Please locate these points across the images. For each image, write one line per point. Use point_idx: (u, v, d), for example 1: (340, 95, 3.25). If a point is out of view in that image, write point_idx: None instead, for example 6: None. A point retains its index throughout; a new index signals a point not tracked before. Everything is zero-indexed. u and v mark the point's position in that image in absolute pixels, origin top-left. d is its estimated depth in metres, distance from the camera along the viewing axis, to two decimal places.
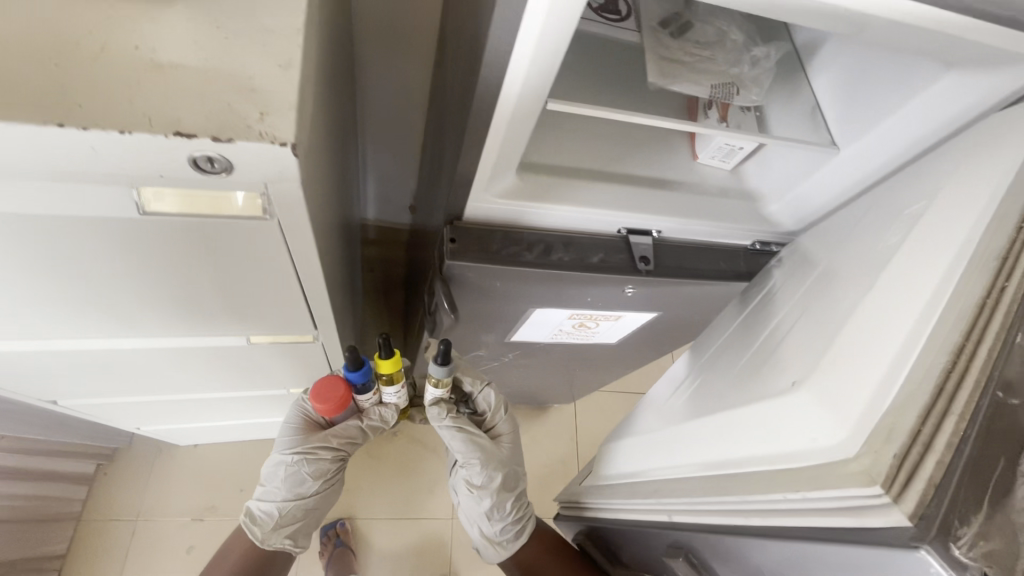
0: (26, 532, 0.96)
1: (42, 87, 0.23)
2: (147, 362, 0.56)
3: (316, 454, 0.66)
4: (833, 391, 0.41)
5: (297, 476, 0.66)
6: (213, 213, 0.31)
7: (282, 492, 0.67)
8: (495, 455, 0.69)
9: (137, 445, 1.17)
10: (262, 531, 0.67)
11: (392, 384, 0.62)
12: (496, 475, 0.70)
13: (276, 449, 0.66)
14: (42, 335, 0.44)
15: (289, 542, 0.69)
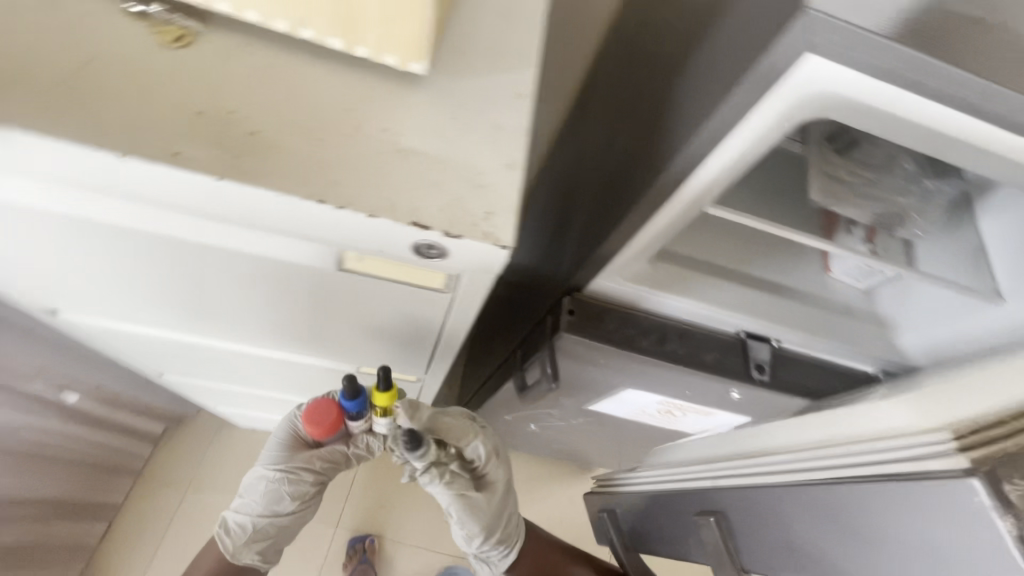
0: (95, 478, 1.03)
1: (305, 159, 0.25)
2: (261, 366, 0.59)
3: (299, 472, 0.59)
4: (935, 394, 0.34)
5: (275, 491, 0.58)
6: (395, 278, 0.32)
7: (258, 507, 0.59)
8: (488, 504, 0.61)
9: (203, 416, 1.24)
10: (228, 546, 0.59)
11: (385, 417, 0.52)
12: (490, 517, 0.62)
13: (260, 462, 0.59)
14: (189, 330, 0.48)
15: (259, 558, 0.61)
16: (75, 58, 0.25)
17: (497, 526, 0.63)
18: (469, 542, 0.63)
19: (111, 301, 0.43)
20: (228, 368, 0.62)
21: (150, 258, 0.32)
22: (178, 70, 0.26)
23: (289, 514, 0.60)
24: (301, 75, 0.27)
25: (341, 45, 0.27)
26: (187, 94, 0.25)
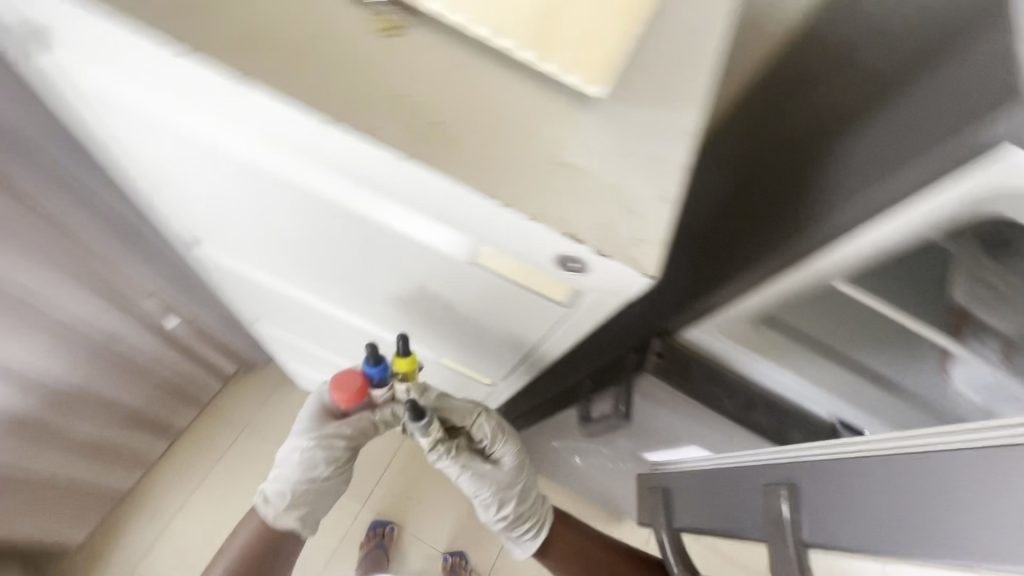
0: (172, 398, 1.13)
1: (482, 154, 0.26)
2: (351, 334, 0.63)
3: (330, 440, 0.61)
4: None
5: (311, 461, 0.61)
6: (522, 282, 0.33)
7: (295, 476, 0.63)
8: (499, 480, 0.62)
9: (272, 367, 1.33)
10: (271, 510, 0.63)
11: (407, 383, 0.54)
12: (504, 489, 0.63)
13: (293, 434, 0.63)
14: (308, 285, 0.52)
15: (298, 524, 0.65)
16: (301, 28, 0.27)
17: (512, 498, 0.64)
18: (487, 514, 0.64)
19: (252, 241, 0.48)
20: (321, 329, 0.67)
21: (312, 213, 0.36)
22: (384, 55, 0.28)
23: (325, 481, 0.64)
24: (488, 78, 0.29)
25: (531, 58, 0.29)
26: (389, 78, 0.27)
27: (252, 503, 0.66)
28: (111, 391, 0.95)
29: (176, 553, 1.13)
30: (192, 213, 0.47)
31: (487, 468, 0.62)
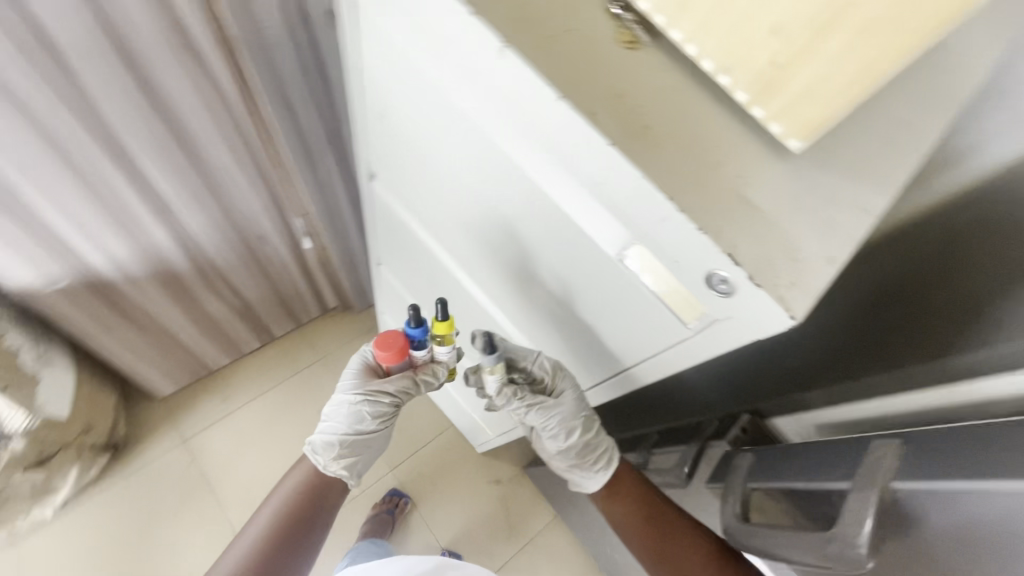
0: (279, 306, 1.27)
1: (672, 164, 0.29)
2: (460, 302, 0.69)
3: (376, 396, 0.67)
4: None
5: (357, 413, 0.68)
6: (656, 292, 0.35)
7: (343, 427, 0.69)
8: (563, 413, 0.58)
9: (365, 315, 1.44)
10: (323, 457, 0.70)
11: (445, 345, 0.63)
12: (569, 422, 0.59)
13: (341, 390, 0.69)
14: (452, 242, 0.58)
15: (346, 473, 0.72)
16: (559, 20, 0.33)
17: (577, 428, 0.60)
18: (560, 447, 0.61)
19: (423, 186, 0.54)
20: (435, 289, 0.73)
21: (500, 174, 0.41)
22: (618, 61, 0.32)
23: (370, 433, 0.70)
24: (698, 107, 0.32)
25: (743, 100, 0.31)
26: (614, 77, 0.31)
27: (305, 452, 0.73)
28: (239, 276, 1.12)
29: (229, 440, 1.25)
30: (393, 157, 0.55)
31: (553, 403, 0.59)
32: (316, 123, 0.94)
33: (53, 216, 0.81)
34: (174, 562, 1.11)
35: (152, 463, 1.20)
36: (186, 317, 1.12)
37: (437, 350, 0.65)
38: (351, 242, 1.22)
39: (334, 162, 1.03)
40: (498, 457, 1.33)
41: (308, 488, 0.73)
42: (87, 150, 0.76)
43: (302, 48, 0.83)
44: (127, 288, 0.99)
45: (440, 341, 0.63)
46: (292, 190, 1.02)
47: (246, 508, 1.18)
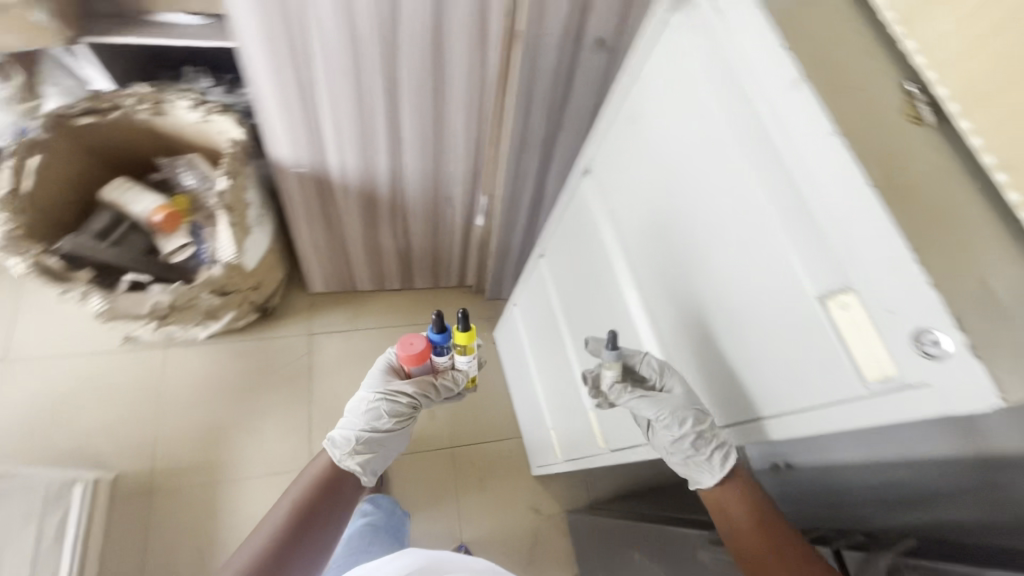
0: (430, 263, 1.41)
1: (922, 223, 0.31)
2: (603, 311, 0.73)
3: (394, 396, 0.83)
4: None
5: (376, 411, 0.83)
6: (846, 340, 0.36)
7: (362, 423, 0.84)
8: (672, 401, 0.55)
9: (489, 304, 1.54)
10: (342, 448, 0.84)
11: (462, 353, 0.82)
12: (681, 412, 0.54)
13: (365, 390, 0.85)
14: (631, 249, 0.63)
15: (358, 468, 0.85)
16: (856, 77, 0.36)
17: (692, 420, 0.54)
18: (675, 439, 0.54)
19: (637, 191, 0.60)
20: (586, 292, 0.78)
21: (728, 192, 0.45)
22: (898, 126, 0.35)
23: (386, 431, 0.85)
24: (962, 190, 0.33)
25: (1016, 199, 0.32)
26: (886, 136, 0.34)
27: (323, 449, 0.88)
28: (416, 222, 1.28)
29: (340, 351, 1.39)
30: (619, 158, 0.62)
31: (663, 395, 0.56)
32: (540, 122, 1.06)
33: (324, 114, 1.02)
34: (260, 425, 1.26)
35: (279, 339, 1.37)
36: (363, 236, 1.29)
37: (457, 357, 0.84)
38: (514, 234, 1.32)
39: (536, 160, 1.14)
40: (548, 487, 1.32)
41: (321, 480, 0.85)
42: (374, 69, 0.95)
43: (561, 57, 0.95)
44: (339, 193, 1.18)
45: (458, 349, 0.82)
46: (492, 168, 1.15)
47: (328, 413, 1.30)
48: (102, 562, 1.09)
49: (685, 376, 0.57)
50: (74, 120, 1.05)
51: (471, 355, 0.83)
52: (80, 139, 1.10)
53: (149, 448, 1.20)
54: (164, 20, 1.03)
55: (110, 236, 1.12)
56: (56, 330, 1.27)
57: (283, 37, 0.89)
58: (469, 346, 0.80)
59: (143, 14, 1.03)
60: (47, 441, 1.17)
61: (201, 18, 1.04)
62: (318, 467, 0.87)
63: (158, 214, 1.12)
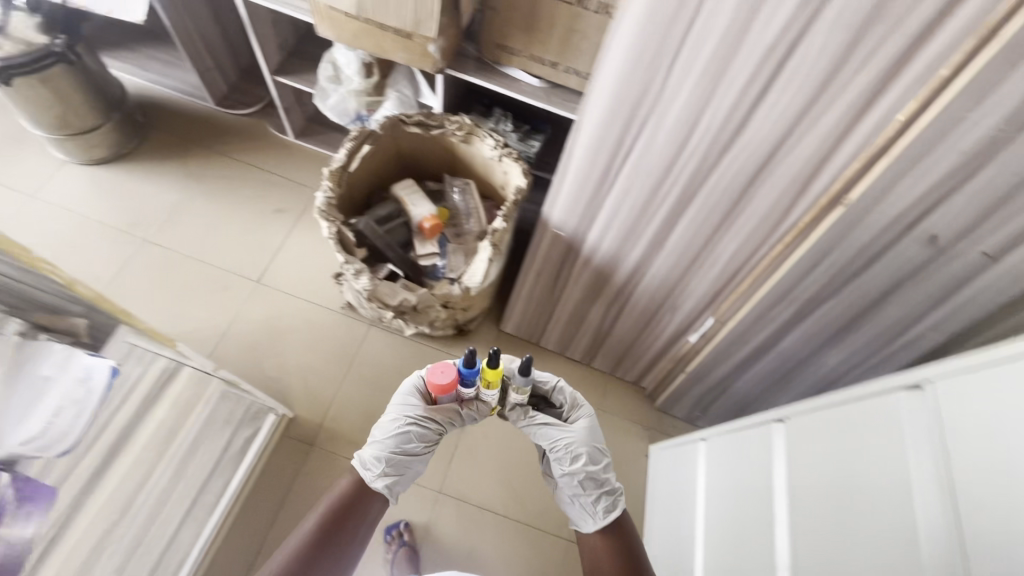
0: (621, 353, 1.41)
1: None
2: (866, 528, 0.65)
3: (423, 421, 0.95)
4: None
5: (406, 434, 0.95)
6: None
7: (391, 445, 0.94)
8: (573, 437, 0.96)
9: (654, 413, 1.48)
10: (376, 470, 0.92)
11: (489, 386, 0.91)
12: (578, 455, 0.95)
13: (395, 412, 0.97)
14: (947, 475, 0.57)
15: (384, 488, 0.93)
16: None
17: (586, 457, 0.94)
18: (572, 473, 0.95)
19: (981, 426, 0.55)
20: (840, 491, 0.71)
21: None
22: None
23: (413, 455, 0.95)
24: None
25: None
26: None
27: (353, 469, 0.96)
28: (629, 314, 1.29)
29: None
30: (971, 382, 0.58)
31: (565, 432, 0.96)
32: (814, 283, 1.01)
33: (609, 199, 1.08)
34: None
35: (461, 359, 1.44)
36: (576, 305, 1.33)
37: (482, 389, 0.93)
38: (717, 367, 1.27)
39: (786, 314, 1.08)
40: None
41: (348, 494, 0.92)
42: (680, 181, 0.99)
43: (876, 239, 0.90)
44: (579, 263, 1.23)
45: (487, 383, 0.91)
46: (735, 301, 1.12)
47: (474, 446, 1.35)
48: (254, 487, 1.21)
49: (588, 417, 0.98)
50: (406, 126, 1.24)
51: (495, 388, 0.92)
52: (400, 142, 1.29)
53: (323, 406, 1.33)
54: (512, 74, 1.19)
55: (385, 222, 1.28)
56: (301, 274, 1.47)
57: (617, 129, 0.96)
58: (495, 380, 0.89)
59: (498, 65, 1.19)
60: (259, 363, 1.35)
61: (540, 81, 1.19)
62: (345, 483, 0.94)
63: (427, 221, 1.26)
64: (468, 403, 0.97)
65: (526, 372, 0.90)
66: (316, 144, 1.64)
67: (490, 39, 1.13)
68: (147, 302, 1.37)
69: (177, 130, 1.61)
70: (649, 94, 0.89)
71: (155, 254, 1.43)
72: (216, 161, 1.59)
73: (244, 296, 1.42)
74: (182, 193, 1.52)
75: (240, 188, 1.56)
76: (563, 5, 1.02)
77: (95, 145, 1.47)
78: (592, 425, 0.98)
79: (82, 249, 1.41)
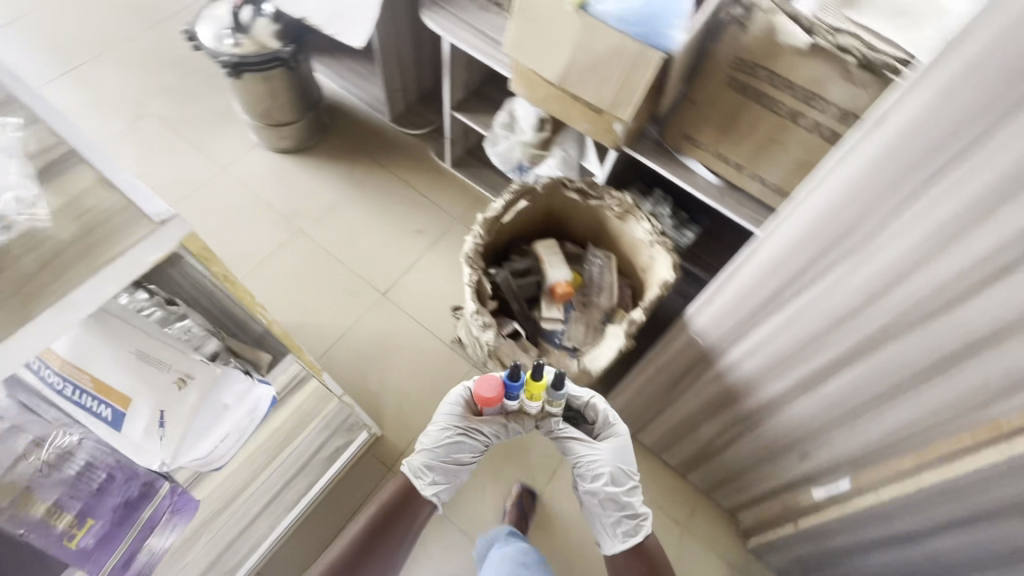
0: (724, 475, 1.30)
1: None
2: None
3: (471, 430, 1.02)
4: None
5: (457, 445, 1.01)
6: None
7: (440, 453, 1.01)
8: (598, 455, 1.02)
9: (741, 547, 1.36)
10: (427, 478, 0.98)
11: (533, 399, 0.98)
12: (601, 476, 1.00)
13: (444, 419, 1.03)
14: None
15: (434, 496, 1.00)
16: None
17: (608, 477, 1.00)
18: (595, 491, 1.01)
19: None
20: None
21: None
22: None
23: (463, 464, 1.02)
24: None
25: None
26: None
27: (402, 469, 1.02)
28: (748, 442, 1.17)
29: None
30: None
31: (592, 449, 1.03)
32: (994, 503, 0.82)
33: (767, 325, 0.98)
34: (486, 484, 1.33)
35: None
36: (689, 413, 1.24)
37: (525, 402, 1.00)
38: (840, 532, 1.11)
39: (947, 517, 0.91)
40: None
41: (396, 497, 0.96)
42: (859, 332, 0.86)
43: None
44: (708, 375, 1.14)
45: (531, 396, 0.98)
46: (885, 476, 0.98)
47: (549, 518, 1.31)
48: (329, 494, 1.24)
49: (616, 438, 1.04)
50: (566, 190, 1.24)
51: (539, 401, 0.99)
52: (555, 202, 1.29)
53: (409, 433, 1.34)
54: (689, 166, 1.14)
55: (519, 277, 1.28)
56: (425, 297, 1.51)
57: (803, 257, 0.85)
58: (540, 392, 0.96)
59: (677, 153, 1.14)
60: (363, 374, 1.40)
61: (719, 179, 1.12)
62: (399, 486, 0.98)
63: (563, 284, 1.24)
64: (514, 416, 1.04)
65: (559, 386, 0.98)
66: (469, 177, 1.70)
67: (678, 128, 1.10)
68: (286, 288, 1.49)
69: (353, 136, 1.75)
70: (856, 231, 0.78)
71: (306, 245, 1.55)
72: (378, 172, 1.70)
73: (369, 305, 1.49)
74: (342, 194, 1.64)
75: (392, 202, 1.65)
76: (770, 114, 0.96)
77: (286, 137, 1.64)
78: (620, 445, 1.04)
79: (250, 225, 1.56)
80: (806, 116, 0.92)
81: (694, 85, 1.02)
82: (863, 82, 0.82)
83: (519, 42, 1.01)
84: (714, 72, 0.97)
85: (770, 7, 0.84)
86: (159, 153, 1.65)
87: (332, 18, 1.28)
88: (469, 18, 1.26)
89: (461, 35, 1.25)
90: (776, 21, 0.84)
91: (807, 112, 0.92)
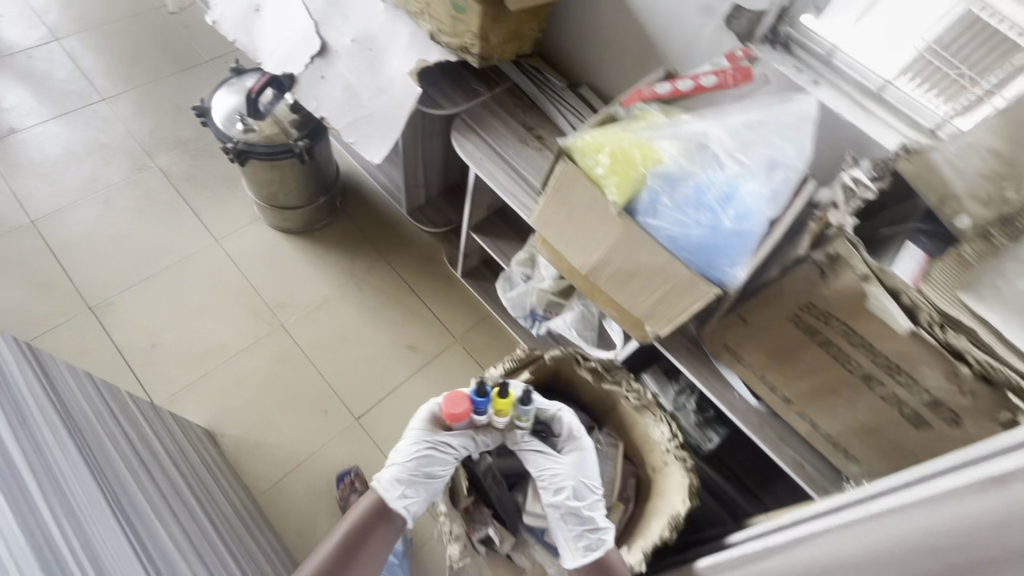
0: None
1: None
2: None
3: (442, 442, 0.84)
4: None
5: (431, 457, 0.82)
6: None
7: (410, 463, 0.82)
8: (560, 466, 0.85)
9: None
10: (395, 494, 0.79)
11: (502, 416, 0.84)
12: (560, 487, 0.83)
13: (413, 430, 0.85)
14: None
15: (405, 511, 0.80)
16: None
17: (569, 490, 0.83)
18: (554, 504, 0.83)
19: None
20: None
21: None
22: None
23: (437, 479, 0.83)
24: None
25: None
26: None
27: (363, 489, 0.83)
28: None
29: None
30: None
31: (552, 458, 0.86)
32: None
33: None
34: None
35: None
36: None
37: (493, 419, 0.85)
38: None
39: None
40: None
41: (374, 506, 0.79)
42: None
43: None
44: None
45: (500, 413, 0.84)
46: None
47: None
48: None
49: (579, 446, 0.87)
50: (578, 366, 1.06)
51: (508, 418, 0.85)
52: (563, 372, 1.11)
53: None
54: (728, 379, 0.95)
55: (506, 453, 1.03)
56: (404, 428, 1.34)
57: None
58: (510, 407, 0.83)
59: (714, 359, 0.95)
60: (312, 520, 1.21)
61: (760, 403, 0.93)
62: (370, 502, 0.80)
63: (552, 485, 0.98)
64: (483, 429, 0.88)
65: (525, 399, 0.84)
66: (478, 291, 1.53)
67: (719, 338, 0.89)
68: (249, 398, 1.32)
69: (362, 225, 1.61)
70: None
71: (283, 347, 1.39)
72: (380, 270, 1.55)
73: (337, 430, 1.31)
74: (336, 290, 1.49)
75: (388, 308, 1.49)
76: (837, 368, 0.77)
77: (291, 220, 1.51)
78: (585, 454, 0.87)
79: (227, 312, 1.42)
80: (885, 385, 0.73)
81: (747, 304, 0.82)
82: (969, 387, 0.65)
83: (547, 221, 0.85)
84: (776, 304, 0.78)
85: (865, 271, 0.67)
86: (154, 212, 1.53)
87: (353, 125, 1.14)
88: (502, 147, 1.12)
89: (488, 167, 1.11)
90: (869, 287, 0.67)
91: (887, 381, 0.72)
